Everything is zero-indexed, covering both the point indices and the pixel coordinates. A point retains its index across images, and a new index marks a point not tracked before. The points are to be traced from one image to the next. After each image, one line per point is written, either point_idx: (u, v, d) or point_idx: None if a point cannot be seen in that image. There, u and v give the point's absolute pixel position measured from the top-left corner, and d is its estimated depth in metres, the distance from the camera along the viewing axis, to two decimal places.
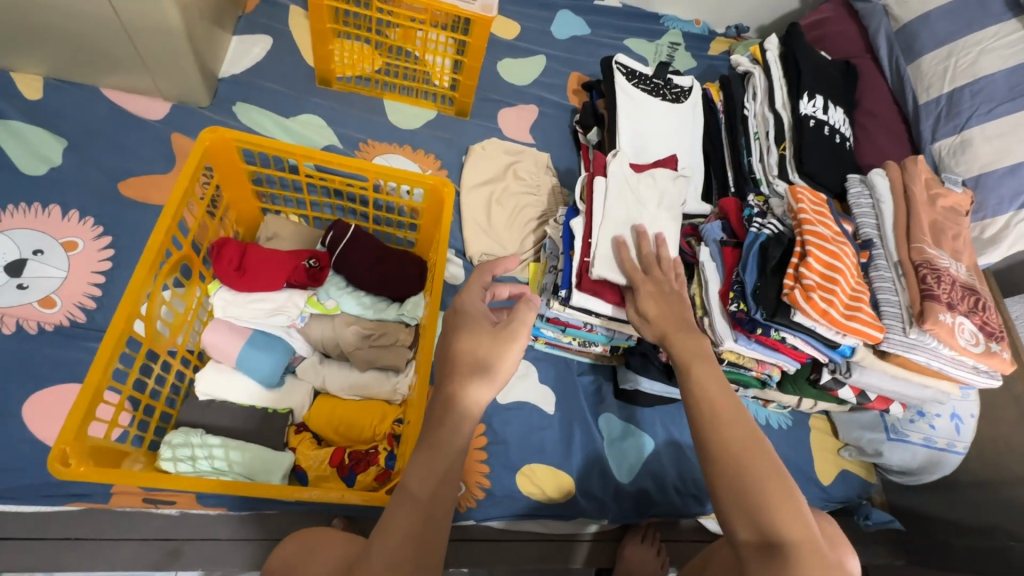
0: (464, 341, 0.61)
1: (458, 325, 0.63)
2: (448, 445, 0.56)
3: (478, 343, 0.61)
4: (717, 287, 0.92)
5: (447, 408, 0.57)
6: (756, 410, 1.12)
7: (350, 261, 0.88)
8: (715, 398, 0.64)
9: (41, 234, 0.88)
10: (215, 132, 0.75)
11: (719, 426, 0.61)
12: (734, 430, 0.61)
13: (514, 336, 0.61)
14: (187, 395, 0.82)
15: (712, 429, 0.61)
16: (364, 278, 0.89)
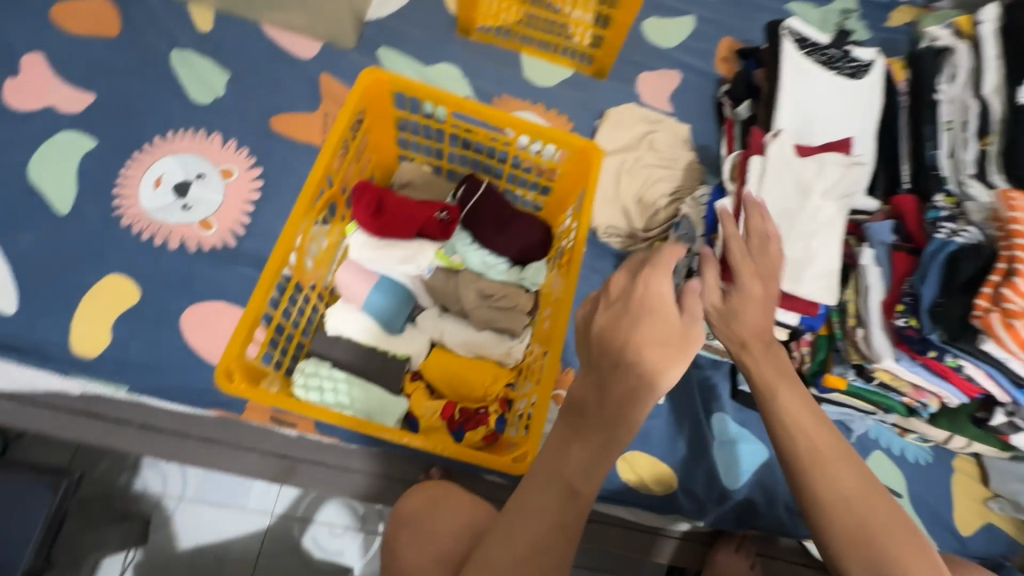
0: (652, 334, 0.55)
1: (649, 312, 0.57)
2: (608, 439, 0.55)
3: (666, 343, 0.55)
4: (881, 298, 0.81)
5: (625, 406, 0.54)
6: (889, 438, 1.00)
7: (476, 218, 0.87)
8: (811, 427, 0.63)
9: (204, 159, 0.95)
10: (373, 73, 0.75)
11: (818, 463, 0.61)
12: (829, 459, 0.61)
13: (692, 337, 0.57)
14: (319, 328, 0.86)
15: (808, 463, 0.61)
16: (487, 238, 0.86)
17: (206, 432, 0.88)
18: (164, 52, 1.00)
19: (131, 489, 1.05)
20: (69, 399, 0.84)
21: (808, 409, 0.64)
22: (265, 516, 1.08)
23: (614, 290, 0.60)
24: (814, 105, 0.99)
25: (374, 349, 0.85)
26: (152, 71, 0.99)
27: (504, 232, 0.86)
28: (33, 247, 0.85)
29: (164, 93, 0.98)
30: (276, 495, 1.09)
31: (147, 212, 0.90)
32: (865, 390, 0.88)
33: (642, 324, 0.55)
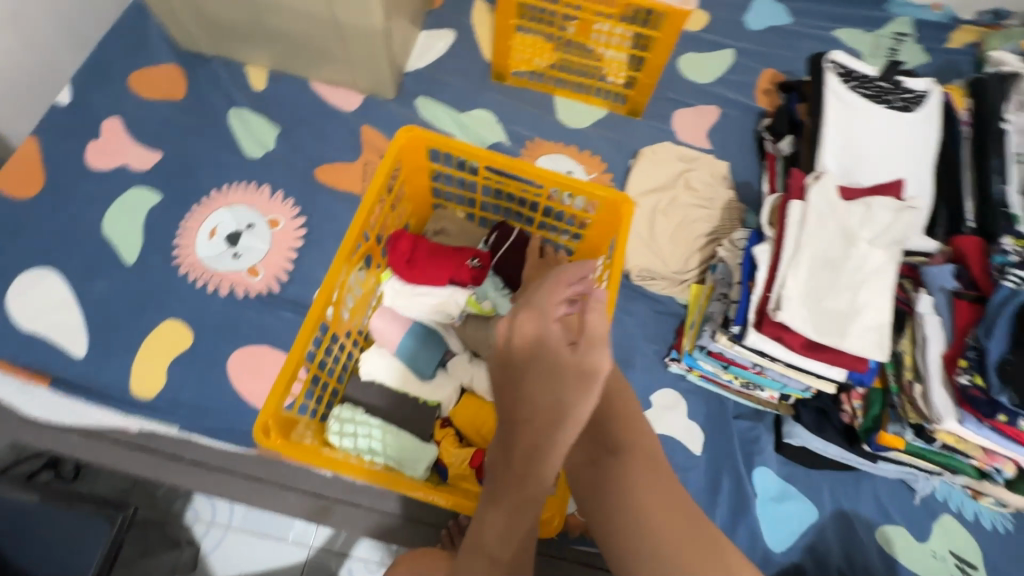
0: (539, 383, 0.52)
1: (549, 364, 0.53)
2: (527, 493, 0.53)
3: (565, 383, 0.52)
4: (941, 351, 0.75)
5: (526, 467, 0.52)
6: (961, 500, 0.91)
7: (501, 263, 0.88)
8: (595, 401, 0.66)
9: (253, 209, 1.01)
10: (410, 131, 0.77)
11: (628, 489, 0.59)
12: (649, 502, 0.59)
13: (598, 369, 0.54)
14: (354, 373, 0.89)
15: (622, 495, 0.60)
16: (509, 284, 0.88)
17: (248, 469, 0.93)
18: (223, 111, 1.09)
19: (181, 518, 1.11)
20: (128, 435, 0.90)
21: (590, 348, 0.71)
22: (303, 550, 1.11)
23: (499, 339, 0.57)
24: (863, 141, 0.94)
25: (405, 395, 0.87)
26: (211, 129, 1.07)
27: None
28: (103, 293, 0.94)
29: (220, 148, 1.06)
30: (314, 529, 1.12)
31: (202, 260, 0.97)
32: (928, 450, 0.80)
33: (545, 380, 0.53)
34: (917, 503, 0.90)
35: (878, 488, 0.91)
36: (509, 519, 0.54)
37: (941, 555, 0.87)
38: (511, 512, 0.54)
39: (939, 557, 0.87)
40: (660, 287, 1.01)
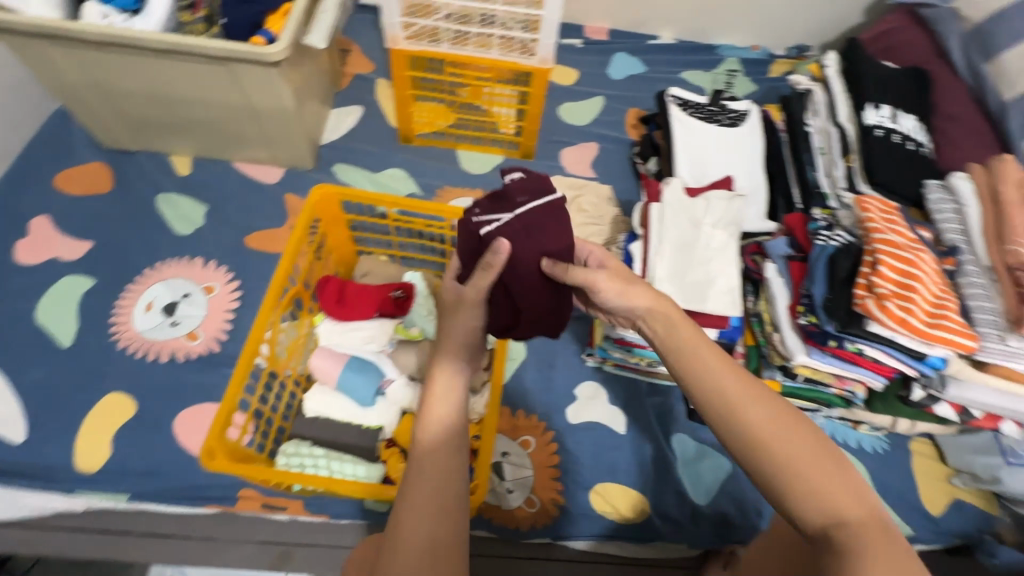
0: (448, 326, 0.68)
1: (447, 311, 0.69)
2: (445, 414, 0.61)
3: (463, 321, 0.67)
4: (786, 302, 0.93)
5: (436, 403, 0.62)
6: (845, 433, 1.06)
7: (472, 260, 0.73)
8: (783, 456, 0.52)
9: (188, 280, 1.09)
10: (321, 189, 0.90)
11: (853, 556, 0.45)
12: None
13: (463, 296, 0.67)
14: (298, 411, 0.95)
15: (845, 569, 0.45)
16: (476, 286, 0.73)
17: (203, 529, 0.94)
18: (151, 199, 1.18)
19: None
20: (73, 517, 0.90)
21: (744, 381, 0.57)
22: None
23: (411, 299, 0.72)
24: (704, 154, 1.17)
25: (350, 424, 0.93)
26: (141, 215, 1.15)
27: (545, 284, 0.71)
28: (41, 380, 0.96)
29: (151, 231, 1.14)
30: None
31: (140, 333, 1.02)
32: (798, 388, 0.95)
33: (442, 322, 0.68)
34: None
35: None
36: (436, 456, 0.58)
37: None
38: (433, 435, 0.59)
39: None
40: None
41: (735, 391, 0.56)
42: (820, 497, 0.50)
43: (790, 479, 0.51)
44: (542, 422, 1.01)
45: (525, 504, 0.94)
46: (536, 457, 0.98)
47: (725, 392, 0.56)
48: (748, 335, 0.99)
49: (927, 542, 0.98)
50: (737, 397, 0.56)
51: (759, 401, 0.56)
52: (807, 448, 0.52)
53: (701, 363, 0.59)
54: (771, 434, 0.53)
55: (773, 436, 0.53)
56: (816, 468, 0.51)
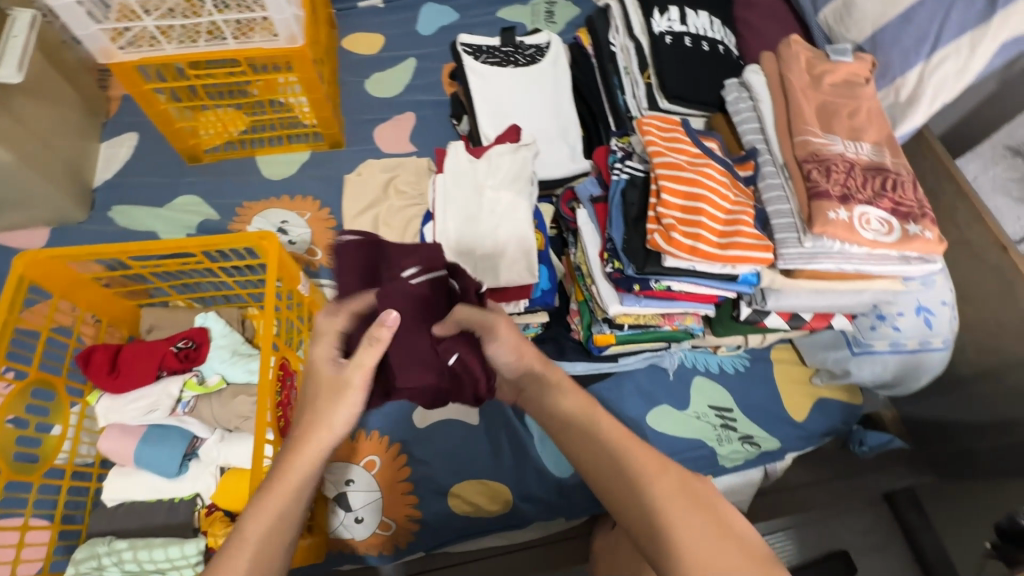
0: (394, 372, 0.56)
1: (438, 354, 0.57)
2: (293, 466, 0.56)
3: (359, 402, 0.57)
4: (596, 249, 0.85)
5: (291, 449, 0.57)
6: (705, 359, 1.03)
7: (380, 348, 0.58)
8: (697, 543, 0.52)
9: None
10: (27, 256, 0.74)
11: None
12: None
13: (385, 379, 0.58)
14: (94, 506, 0.82)
15: None
16: (366, 383, 0.57)
17: None
18: None
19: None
20: None
21: (652, 460, 0.57)
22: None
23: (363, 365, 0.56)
24: (505, 103, 1.06)
25: (159, 501, 0.83)
26: None
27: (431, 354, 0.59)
28: None
29: None
30: None
31: None
32: (632, 335, 0.90)
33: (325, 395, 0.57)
34: (672, 378, 1.01)
35: (637, 381, 1.00)
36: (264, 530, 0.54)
37: (702, 412, 0.98)
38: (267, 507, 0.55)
39: (701, 416, 0.98)
40: None
41: (644, 479, 0.56)
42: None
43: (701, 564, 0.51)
44: (386, 437, 0.94)
45: (378, 529, 0.88)
46: (384, 476, 0.91)
47: (638, 480, 0.56)
48: (578, 291, 0.93)
49: (798, 449, 0.97)
50: (650, 485, 0.56)
51: (661, 478, 0.56)
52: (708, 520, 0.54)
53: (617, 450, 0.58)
54: (688, 521, 0.53)
55: (686, 521, 0.53)
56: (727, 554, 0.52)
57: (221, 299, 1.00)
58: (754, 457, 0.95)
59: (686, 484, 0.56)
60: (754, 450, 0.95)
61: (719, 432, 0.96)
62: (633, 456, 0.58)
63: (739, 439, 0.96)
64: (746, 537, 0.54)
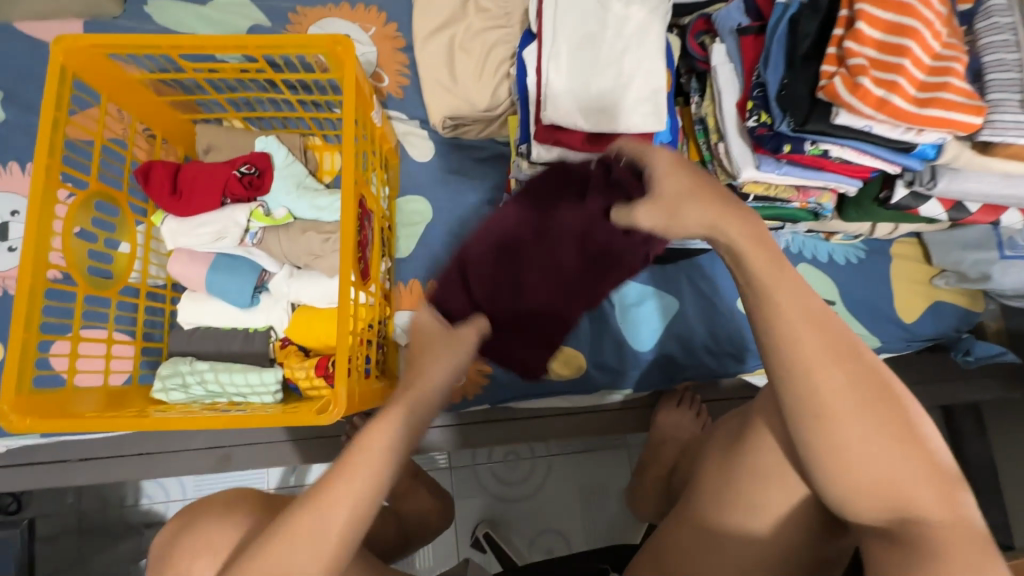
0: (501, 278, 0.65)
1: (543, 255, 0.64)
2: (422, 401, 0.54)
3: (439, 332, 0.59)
4: (735, 98, 0.69)
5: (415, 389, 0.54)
6: (813, 246, 0.91)
7: (466, 270, 0.65)
8: (843, 403, 0.42)
9: (11, 193, 0.88)
10: (64, 42, 0.63)
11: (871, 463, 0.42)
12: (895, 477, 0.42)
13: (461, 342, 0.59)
14: (173, 326, 0.82)
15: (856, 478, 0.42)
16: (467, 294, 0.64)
17: (137, 447, 0.91)
18: None
19: (139, 503, 1.14)
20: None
21: (833, 349, 0.43)
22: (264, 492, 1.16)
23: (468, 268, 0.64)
24: None
25: (234, 330, 0.82)
26: None
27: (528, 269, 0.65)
28: None
29: None
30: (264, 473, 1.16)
31: None
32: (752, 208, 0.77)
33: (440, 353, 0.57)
34: None
35: None
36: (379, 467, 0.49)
37: None
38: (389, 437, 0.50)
39: None
40: (475, 132, 0.91)
41: (825, 375, 0.43)
42: (891, 491, 0.42)
43: (861, 462, 0.42)
44: None
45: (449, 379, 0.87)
46: None
47: (815, 373, 0.43)
48: (693, 150, 0.78)
49: (895, 351, 0.90)
50: (830, 381, 0.42)
51: (842, 371, 0.43)
52: (856, 388, 0.43)
53: (797, 336, 0.43)
54: (871, 424, 0.42)
55: (868, 427, 0.42)
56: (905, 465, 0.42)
57: (280, 123, 0.89)
58: None
59: (863, 367, 0.43)
60: None
61: None
62: (808, 332, 0.44)
63: None
64: (933, 446, 0.43)
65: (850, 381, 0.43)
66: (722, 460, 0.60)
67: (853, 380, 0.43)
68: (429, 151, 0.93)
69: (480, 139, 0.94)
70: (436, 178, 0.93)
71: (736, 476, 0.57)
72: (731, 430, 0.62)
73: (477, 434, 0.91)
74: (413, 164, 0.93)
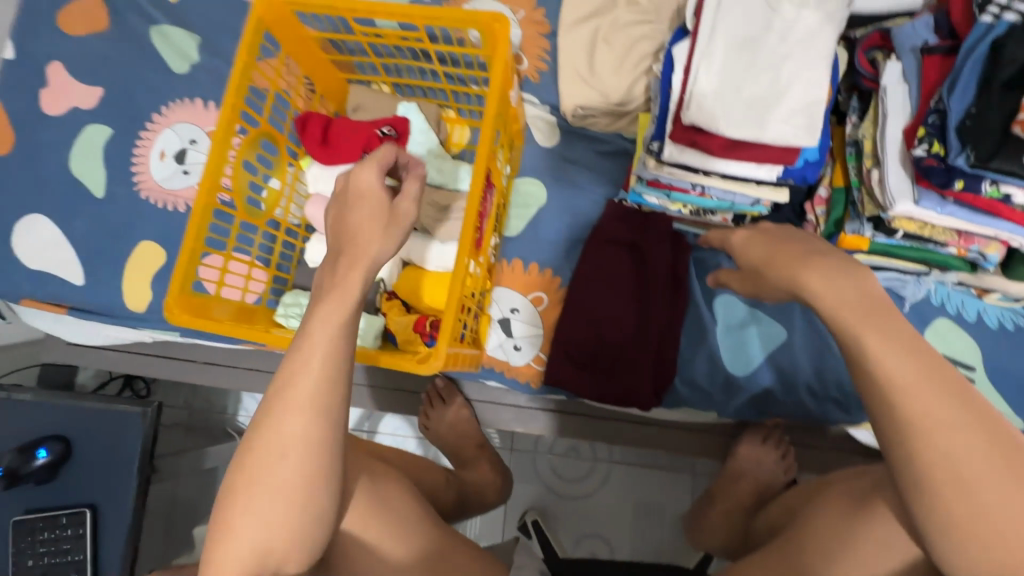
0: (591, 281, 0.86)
1: (613, 269, 0.86)
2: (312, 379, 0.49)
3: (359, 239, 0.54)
4: (903, 123, 0.63)
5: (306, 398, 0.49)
6: (961, 301, 0.80)
7: (568, 353, 0.86)
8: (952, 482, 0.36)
9: (194, 125, 1.03)
10: None
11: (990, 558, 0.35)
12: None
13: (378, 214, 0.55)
14: (299, 262, 0.91)
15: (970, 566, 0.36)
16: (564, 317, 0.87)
17: (250, 362, 1.03)
18: (144, 31, 1.07)
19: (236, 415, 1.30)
20: (147, 345, 1.04)
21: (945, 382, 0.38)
22: None
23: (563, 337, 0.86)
24: None
25: None
26: (138, 52, 1.06)
27: (606, 274, 0.86)
28: (86, 229, 1.01)
29: (150, 69, 1.05)
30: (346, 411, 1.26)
31: (158, 183, 1.01)
32: (896, 246, 0.70)
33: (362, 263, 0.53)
34: (906, 311, 0.80)
35: None
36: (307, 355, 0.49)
37: None
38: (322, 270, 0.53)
39: None
40: (602, 124, 0.91)
41: (930, 416, 0.37)
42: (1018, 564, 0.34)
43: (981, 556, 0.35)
44: (555, 277, 0.90)
45: (533, 361, 0.89)
46: (548, 316, 0.89)
47: (927, 417, 0.37)
48: (839, 174, 0.73)
49: None
50: (940, 428, 0.36)
51: (969, 428, 0.36)
52: (974, 463, 0.35)
53: (884, 364, 0.39)
54: (994, 476, 0.35)
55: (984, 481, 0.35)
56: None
57: (421, 93, 0.95)
58: None
59: (983, 437, 0.36)
60: None
61: None
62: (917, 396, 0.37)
63: None
64: None
65: (969, 457, 0.35)
66: (849, 510, 0.56)
67: (972, 455, 0.36)
68: (554, 137, 0.94)
69: (607, 133, 0.94)
70: (556, 165, 0.94)
71: (860, 538, 0.53)
72: (858, 488, 0.57)
73: (548, 421, 0.94)
74: (536, 148, 0.95)
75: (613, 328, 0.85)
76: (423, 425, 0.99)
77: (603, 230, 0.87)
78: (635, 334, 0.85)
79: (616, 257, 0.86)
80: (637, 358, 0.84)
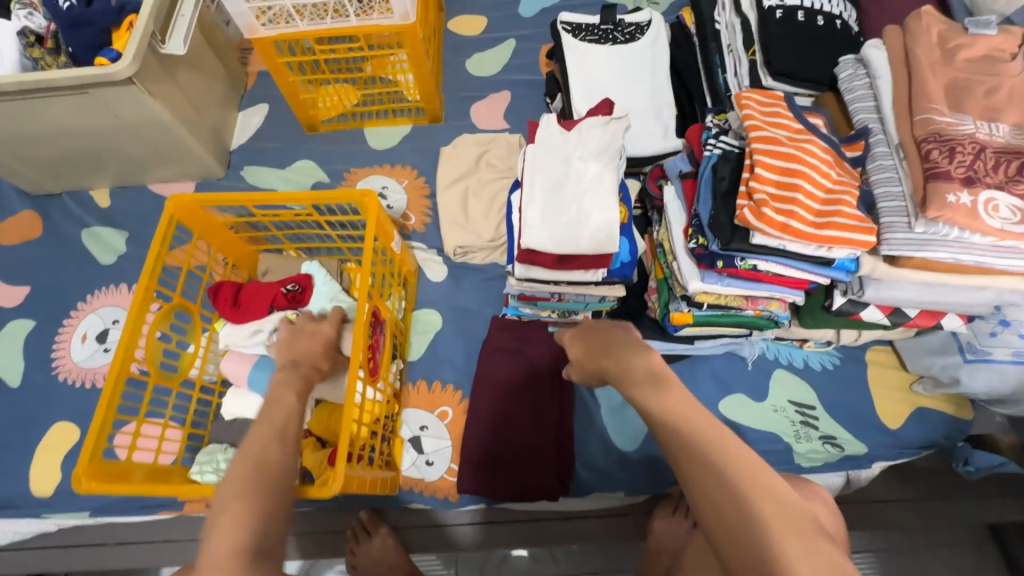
0: (485, 391, 0.97)
1: (502, 377, 0.97)
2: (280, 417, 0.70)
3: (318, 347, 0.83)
4: (682, 226, 0.84)
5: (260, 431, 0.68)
6: (789, 353, 0.98)
7: (476, 458, 0.93)
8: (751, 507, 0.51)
9: (118, 307, 1.13)
10: (174, 198, 0.87)
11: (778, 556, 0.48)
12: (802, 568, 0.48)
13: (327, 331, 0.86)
14: (217, 417, 0.97)
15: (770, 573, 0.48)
16: (468, 427, 0.96)
17: (161, 534, 1.00)
18: (76, 234, 1.21)
19: None
20: (50, 536, 0.99)
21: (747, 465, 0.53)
22: None
23: (471, 447, 0.94)
24: (601, 80, 1.07)
25: None
26: (69, 252, 1.19)
27: (498, 380, 0.97)
28: None
29: (79, 265, 1.18)
30: None
31: (77, 364, 1.07)
32: (712, 317, 0.88)
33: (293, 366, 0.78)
34: (750, 368, 0.97)
35: (712, 366, 0.98)
36: (253, 456, 0.64)
37: (781, 407, 0.94)
38: (278, 379, 0.75)
39: (780, 410, 0.93)
40: (480, 258, 1.10)
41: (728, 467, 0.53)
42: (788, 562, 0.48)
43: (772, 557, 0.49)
44: (458, 390, 1.01)
45: (446, 474, 0.94)
46: (455, 427, 0.98)
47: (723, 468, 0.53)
48: (658, 268, 0.92)
49: (887, 459, 0.90)
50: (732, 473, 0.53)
51: (750, 476, 0.53)
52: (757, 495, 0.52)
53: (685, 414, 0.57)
54: (754, 487, 0.52)
55: (785, 525, 0.50)
56: (827, 554, 0.49)
57: (326, 252, 1.12)
58: (836, 461, 0.90)
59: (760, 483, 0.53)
60: (835, 453, 0.90)
61: (798, 429, 0.92)
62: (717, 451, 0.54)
63: (820, 439, 0.91)
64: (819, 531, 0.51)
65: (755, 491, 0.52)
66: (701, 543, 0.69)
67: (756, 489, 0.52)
68: (443, 272, 1.12)
69: (487, 263, 1.12)
70: (449, 294, 1.10)
71: None
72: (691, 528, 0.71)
73: (473, 535, 0.97)
74: (429, 283, 1.11)
75: (512, 427, 0.94)
76: (348, 563, 0.96)
77: (490, 341, 1.01)
78: (535, 429, 0.94)
79: (503, 364, 0.98)
80: (537, 451, 0.93)
